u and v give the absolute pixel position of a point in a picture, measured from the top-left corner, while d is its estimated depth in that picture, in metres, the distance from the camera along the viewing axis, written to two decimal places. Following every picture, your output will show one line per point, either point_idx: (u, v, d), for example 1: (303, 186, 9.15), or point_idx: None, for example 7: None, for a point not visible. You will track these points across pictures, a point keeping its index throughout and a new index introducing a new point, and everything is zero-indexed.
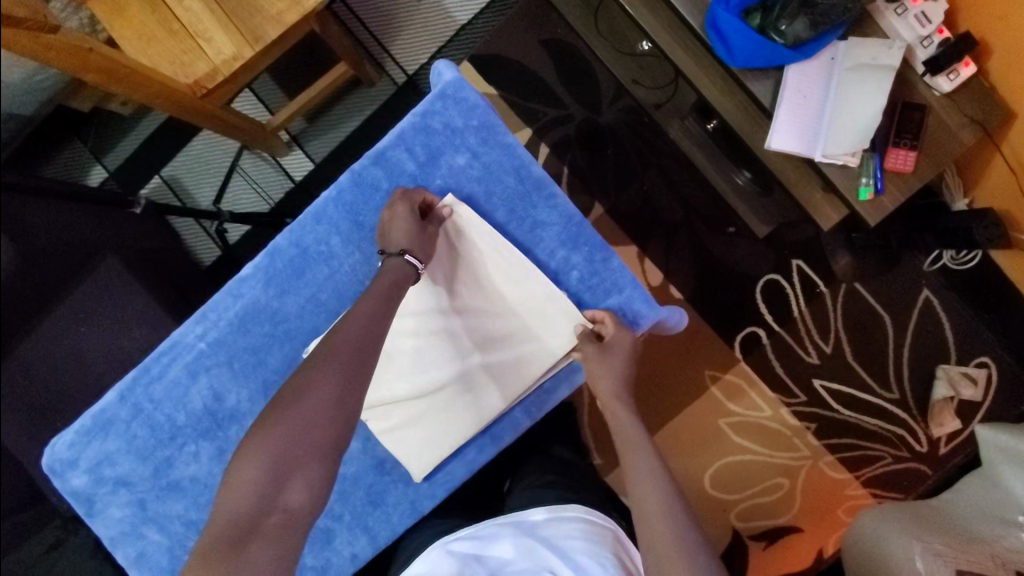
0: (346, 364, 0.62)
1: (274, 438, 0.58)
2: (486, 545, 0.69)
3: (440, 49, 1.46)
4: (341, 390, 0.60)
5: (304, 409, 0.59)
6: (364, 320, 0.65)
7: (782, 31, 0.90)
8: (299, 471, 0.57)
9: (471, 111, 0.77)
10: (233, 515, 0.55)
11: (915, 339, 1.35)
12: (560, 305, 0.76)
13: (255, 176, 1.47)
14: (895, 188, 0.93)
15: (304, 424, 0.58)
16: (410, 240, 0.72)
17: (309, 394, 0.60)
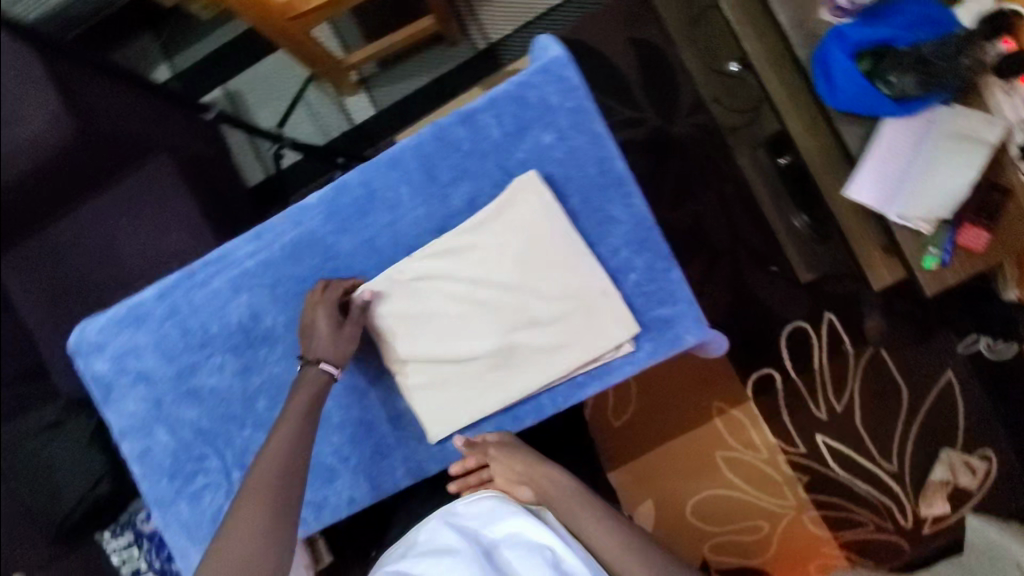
0: (276, 480, 0.68)
1: (224, 569, 0.63)
2: (485, 520, 0.72)
3: (527, 24, 1.45)
4: (272, 519, 0.66)
5: (243, 545, 0.64)
6: (294, 443, 0.71)
7: (890, 82, 0.87)
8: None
9: (570, 93, 0.76)
10: None
11: (927, 418, 1.34)
12: (612, 303, 0.76)
13: (318, 110, 1.48)
14: (961, 264, 0.91)
15: (247, 553, 0.64)
16: (328, 350, 0.75)
17: (245, 519, 0.66)
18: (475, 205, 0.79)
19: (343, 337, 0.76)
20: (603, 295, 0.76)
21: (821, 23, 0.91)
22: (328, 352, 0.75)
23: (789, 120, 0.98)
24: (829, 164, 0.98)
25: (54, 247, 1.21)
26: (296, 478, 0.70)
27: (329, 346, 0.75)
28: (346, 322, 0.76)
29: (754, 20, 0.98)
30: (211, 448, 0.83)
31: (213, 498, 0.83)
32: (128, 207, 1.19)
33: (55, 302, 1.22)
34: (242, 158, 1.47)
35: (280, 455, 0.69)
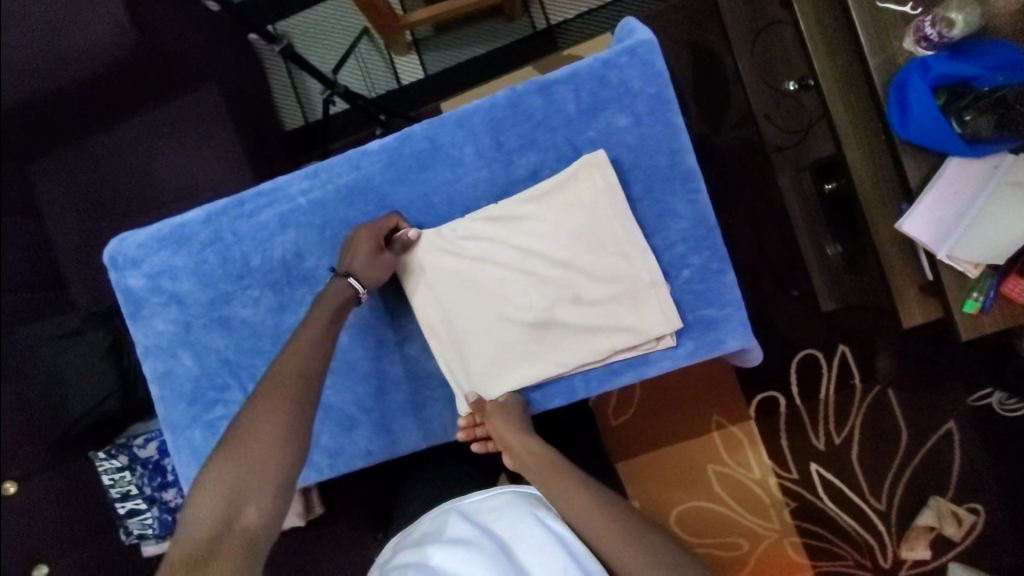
0: (293, 388, 0.66)
1: (233, 473, 0.60)
2: (502, 513, 0.65)
3: (592, 10, 1.42)
4: (289, 423, 0.64)
5: (256, 449, 0.62)
6: (318, 357, 0.69)
7: (963, 120, 0.87)
8: (253, 499, 0.59)
9: (653, 78, 0.75)
10: (205, 519, 0.58)
11: (923, 463, 1.34)
12: (661, 296, 0.75)
13: (366, 63, 1.46)
14: (1001, 312, 0.91)
15: (261, 459, 0.61)
16: (361, 267, 0.74)
17: (262, 422, 0.63)
18: (539, 177, 0.78)
19: (379, 263, 0.75)
20: (654, 286, 0.75)
21: (901, 51, 0.91)
22: (361, 271, 0.74)
23: (848, 145, 0.98)
24: (880, 195, 0.99)
25: (90, 159, 1.22)
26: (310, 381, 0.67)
27: (366, 265, 0.74)
28: (387, 253, 0.76)
29: (827, 40, 0.99)
30: (234, 380, 0.82)
31: (229, 430, 0.82)
32: (166, 130, 1.19)
33: (82, 214, 1.22)
34: (283, 99, 1.42)
35: (299, 360, 0.68)
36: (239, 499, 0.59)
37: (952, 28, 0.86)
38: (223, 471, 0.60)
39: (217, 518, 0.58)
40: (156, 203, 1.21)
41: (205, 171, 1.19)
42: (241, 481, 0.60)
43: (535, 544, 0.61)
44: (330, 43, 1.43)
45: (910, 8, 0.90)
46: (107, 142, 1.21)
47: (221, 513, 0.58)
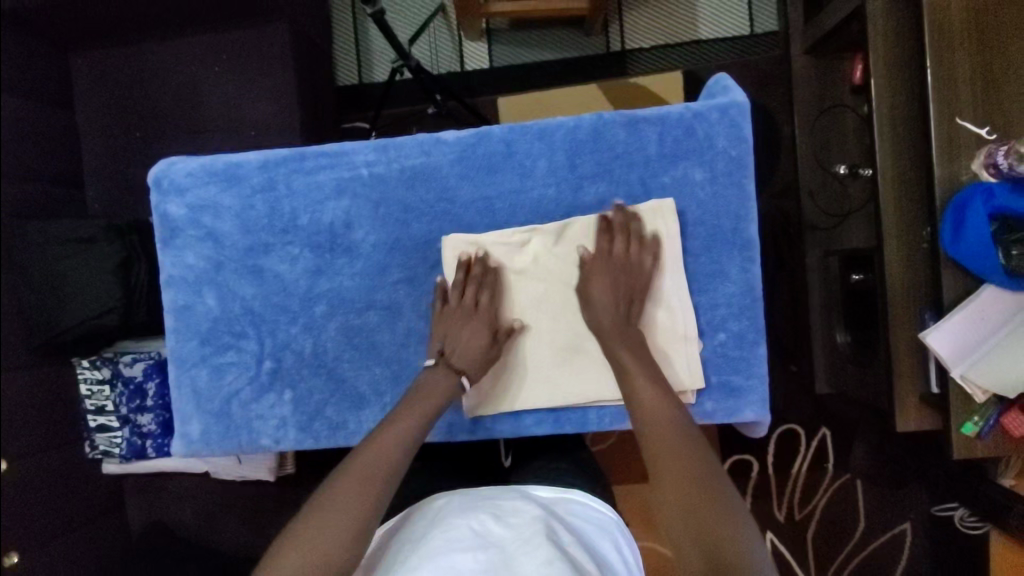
0: (366, 471, 0.65)
1: (317, 538, 0.60)
2: (497, 508, 0.67)
3: (665, 45, 1.42)
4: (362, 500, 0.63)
5: (342, 519, 0.62)
6: (406, 438, 0.69)
7: (1010, 254, 0.89)
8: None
9: (737, 142, 0.76)
10: None
11: (870, 556, 1.37)
12: (693, 353, 0.76)
13: (436, 40, 1.45)
14: (995, 439, 0.94)
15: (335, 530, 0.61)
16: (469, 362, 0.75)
17: (346, 487, 0.64)
18: (604, 208, 0.78)
19: (484, 352, 0.76)
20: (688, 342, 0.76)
21: (967, 169, 0.92)
22: (467, 361, 0.75)
23: (890, 245, 1.00)
24: (907, 299, 1.01)
25: (141, 67, 1.19)
26: (395, 465, 0.66)
27: (469, 346, 0.76)
28: (492, 346, 0.77)
29: (896, 140, 1.00)
30: (253, 330, 0.81)
31: (236, 379, 0.82)
32: (225, 58, 1.17)
33: (117, 119, 1.20)
34: (343, 55, 1.40)
35: (390, 443, 0.68)
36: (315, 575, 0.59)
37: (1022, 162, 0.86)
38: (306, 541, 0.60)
39: None
40: (196, 127, 1.18)
41: (254, 109, 1.17)
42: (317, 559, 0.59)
43: (524, 536, 0.62)
44: (403, 11, 1.41)
45: (985, 131, 0.92)
46: (161, 54, 1.18)
47: None
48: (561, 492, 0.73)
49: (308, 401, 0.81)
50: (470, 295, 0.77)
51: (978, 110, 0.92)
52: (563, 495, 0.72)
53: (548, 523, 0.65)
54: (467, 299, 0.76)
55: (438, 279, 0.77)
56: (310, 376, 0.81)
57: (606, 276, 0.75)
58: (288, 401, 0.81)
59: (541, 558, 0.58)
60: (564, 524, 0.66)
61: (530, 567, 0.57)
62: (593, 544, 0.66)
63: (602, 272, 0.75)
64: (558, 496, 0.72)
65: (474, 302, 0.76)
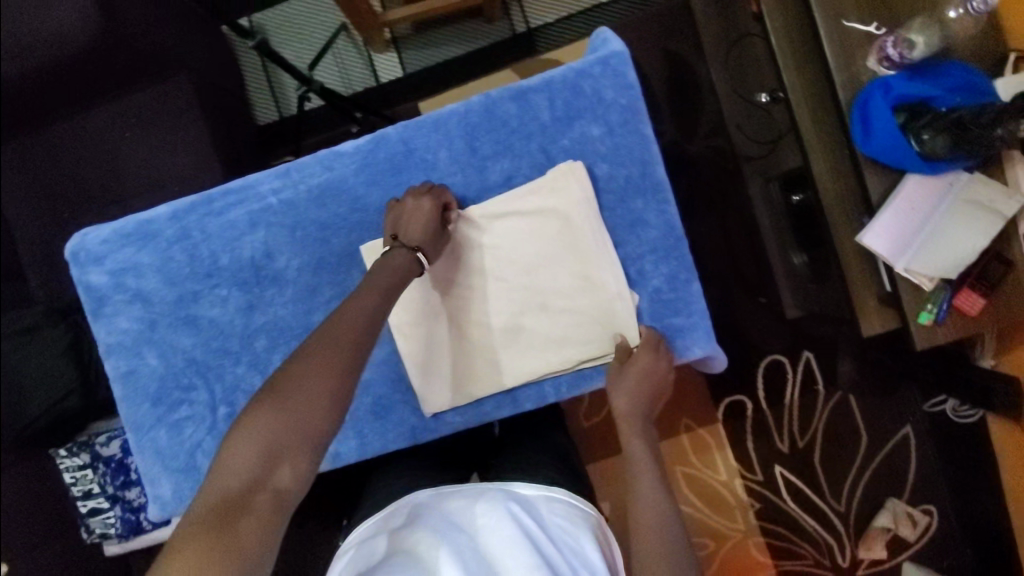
0: (341, 352, 0.61)
1: (276, 426, 0.56)
2: (474, 504, 0.66)
3: (569, 16, 1.40)
4: (337, 384, 0.59)
5: (305, 400, 0.58)
6: (365, 318, 0.64)
7: (921, 139, 0.90)
8: (288, 459, 0.56)
9: (624, 90, 0.78)
10: (239, 471, 0.54)
11: (877, 469, 1.34)
12: (624, 306, 0.77)
13: (344, 60, 1.43)
14: (953, 322, 0.95)
15: (302, 409, 0.57)
16: (420, 236, 0.73)
17: (314, 373, 0.59)
18: (513, 184, 0.80)
19: (430, 231, 0.74)
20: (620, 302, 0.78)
21: (866, 69, 0.94)
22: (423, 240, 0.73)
23: (814, 157, 0.99)
24: (845, 209, 1.00)
25: (51, 149, 1.17)
26: (354, 352, 0.61)
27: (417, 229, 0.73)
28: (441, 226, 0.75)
29: (796, 56, 1.00)
30: (201, 380, 0.81)
31: (195, 431, 0.81)
32: (133, 122, 1.16)
33: (40, 206, 1.18)
34: (256, 94, 1.38)
35: (349, 325, 0.63)
36: (277, 456, 0.56)
37: (913, 49, 0.89)
38: (270, 416, 0.56)
39: (252, 472, 0.54)
40: (117, 195, 1.16)
41: (171, 162, 1.15)
42: (281, 435, 0.56)
43: (508, 542, 0.61)
44: (305, 38, 1.40)
45: (874, 28, 0.93)
46: (69, 131, 1.17)
47: (257, 468, 0.55)
48: (542, 489, 0.71)
49: None
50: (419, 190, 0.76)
51: (862, 10, 0.93)
52: (549, 492, 0.71)
53: (529, 527, 0.63)
54: (416, 190, 0.76)
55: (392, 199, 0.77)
56: None
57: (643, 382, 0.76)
58: None
59: (528, 570, 0.58)
60: (545, 532, 0.64)
61: None
62: (573, 548, 0.65)
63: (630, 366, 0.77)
64: (541, 493, 0.71)
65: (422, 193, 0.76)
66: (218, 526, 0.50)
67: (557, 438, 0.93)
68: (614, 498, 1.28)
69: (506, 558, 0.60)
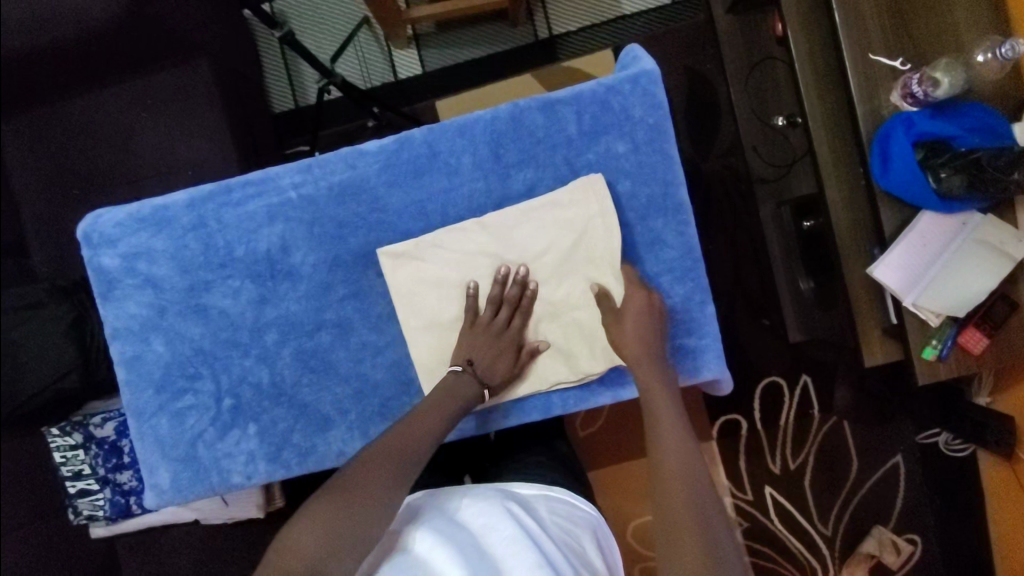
0: (395, 465, 0.66)
1: (333, 520, 0.60)
2: (475, 504, 0.66)
3: (593, 26, 1.41)
4: (393, 489, 0.64)
5: (365, 502, 0.62)
6: (427, 436, 0.69)
7: (939, 177, 0.91)
8: (344, 555, 0.58)
9: (654, 109, 0.78)
10: (302, 558, 0.58)
11: (866, 496, 1.34)
12: None
13: (365, 53, 1.41)
14: (955, 359, 0.96)
15: (364, 510, 0.61)
16: (490, 374, 0.76)
17: (369, 475, 0.64)
18: (533, 194, 0.80)
19: (501, 364, 0.77)
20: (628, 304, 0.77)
21: (888, 103, 0.94)
22: (491, 375, 0.76)
23: (829, 185, 1.00)
24: (856, 240, 1.00)
25: (65, 121, 1.15)
26: (413, 462, 0.67)
27: (487, 363, 0.76)
28: (515, 364, 0.78)
29: (820, 83, 1.00)
30: (206, 370, 0.81)
31: (197, 421, 0.81)
32: (150, 102, 1.14)
33: (48, 183, 1.16)
34: (274, 80, 1.37)
35: (407, 437, 0.69)
36: (331, 552, 0.58)
37: (938, 87, 0.89)
38: (330, 513, 0.61)
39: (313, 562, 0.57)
40: (130, 175, 1.15)
41: (187, 147, 1.14)
42: (340, 532, 0.59)
43: (507, 539, 0.60)
44: (327, 29, 1.39)
45: (899, 63, 0.94)
46: (84, 106, 1.15)
47: (319, 560, 0.58)
48: (540, 490, 0.72)
49: (270, 432, 0.81)
50: (503, 314, 0.77)
51: (889, 45, 0.94)
52: (547, 492, 0.71)
53: (526, 522, 0.63)
54: (502, 317, 0.77)
55: (473, 287, 0.77)
56: (272, 406, 0.80)
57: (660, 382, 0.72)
58: (252, 434, 0.81)
59: (530, 564, 0.57)
60: (542, 527, 0.64)
61: (519, 570, 0.56)
62: (573, 544, 0.65)
63: (630, 327, 0.74)
64: (539, 493, 0.72)
65: (507, 321, 0.77)
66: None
67: (559, 446, 0.93)
68: (605, 507, 1.29)
69: (505, 557, 0.58)
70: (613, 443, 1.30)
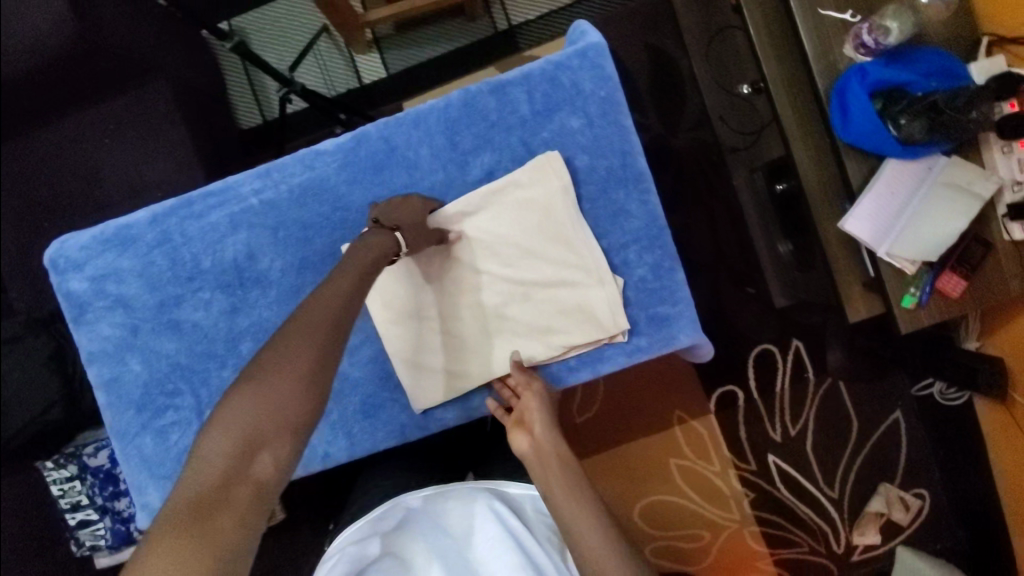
0: (318, 337, 0.59)
1: (248, 412, 0.54)
2: (460, 507, 0.68)
3: (551, 12, 1.40)
4: (314, 367, 0.58)
5: (282, 387, 0.56)
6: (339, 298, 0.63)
7: (899, 124, 0.91)
8: (267, 447, 0.53)
9: (603, 82, 0.78)
10: (217, 459, 0.52)
11: (869, 455, 1.33)
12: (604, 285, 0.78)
13: (326, 61, 1.41)
14: (936, 305, 0.96)
15: (282, 399, 0.55)
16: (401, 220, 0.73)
17: (290, 368, 0.56)
18: (493, 178, 0.80)
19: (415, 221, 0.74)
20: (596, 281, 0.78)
21: (842, 56, 0.95)
22: (400, 220, 0.73)
23: (794, 144, 1.00)
24: (826, 196, 1.00)
25: (30, 155, 1.15)
26: (332, 331, 0.61)
27: (401, 216, 0.74)
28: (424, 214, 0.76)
29: (774, 43, 0.99)
30: (185, 385, 0.81)
31: (180, 436, 0.81)
32: (112, 127, 1.14)
33: (20, 218, 1.16)
34: (238, 97, 1.37)
35: (318, 313, 0.61)
36: (255, 445, 0.53)
37: (888, 35, 0.91)
38: (246, 403, 0.54)
39: (231, 460, 0.52)
40: (102, 202, 1.15)
41: (155, 170, 1.14)
42: (262, 421, 0.54)
43: (492, 544, 0.64)
44: (287, 41, 1.39)
45: (849, 15, 0.94)
46: (47, 138, 1.15)
47: (236, 455, 0.52)
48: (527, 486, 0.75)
49: None
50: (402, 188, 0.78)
51: None
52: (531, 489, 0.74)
53: (509, 524, 0.67)
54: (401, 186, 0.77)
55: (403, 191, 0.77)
56: None
57: (539, 407, 0.71)
58: None
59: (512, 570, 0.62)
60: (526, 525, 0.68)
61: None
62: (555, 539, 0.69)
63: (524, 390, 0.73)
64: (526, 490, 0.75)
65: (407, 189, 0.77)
66: (198, 524, 0.47)
67: None
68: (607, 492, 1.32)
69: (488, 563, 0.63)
70: (605, 429, 1.33)
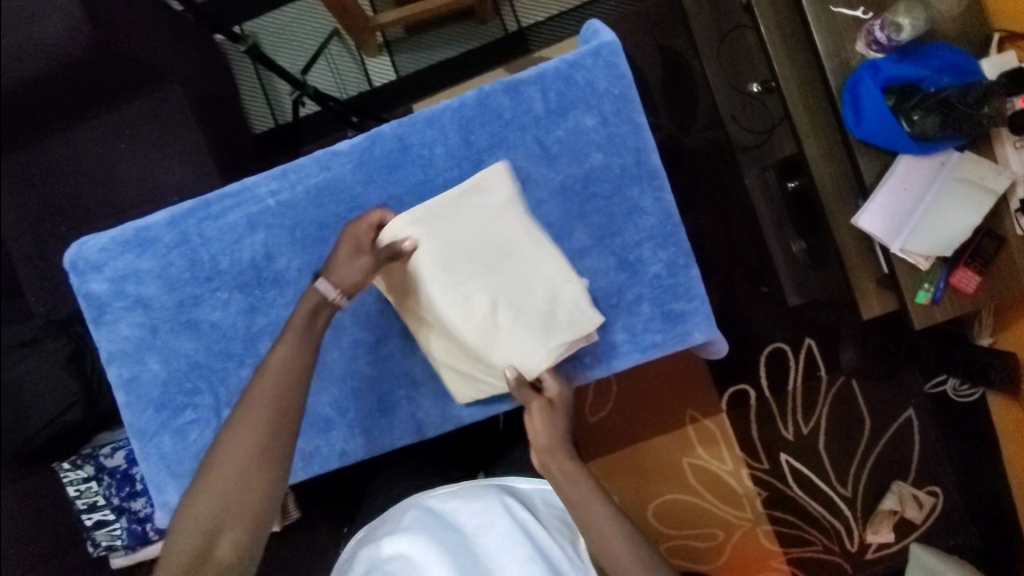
0: (277, 398, 0.64)
1: (217, 485, 0.61)
2: (470, 503, 0.69)
3: (561, 13, 1.41)
4: (272, 428, 0.63)
5: (242, 457, 0.61)
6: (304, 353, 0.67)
7: (913, 120, 0.91)
8: (232, 516, 0.60)
9: (617, 80, 0.79)
10: (194, 527, 0.60)
11: (883, 453, 1.33)
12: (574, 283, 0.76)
13: (337, 64, 1.42)
14: (949, 301, 0.96)
15: (243, 466, 0.61)
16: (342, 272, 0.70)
17: (248, 434, 0.62)
18: None
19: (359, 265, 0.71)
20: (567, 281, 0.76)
21: (854, 53, 0.95)
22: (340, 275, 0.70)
23: (807, 140, 0.99)
24: (839, 194, 0.99)
25: (46, 159, 1.16)
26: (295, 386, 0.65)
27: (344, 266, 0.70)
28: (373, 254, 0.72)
29: (786, 40, 0.98)
30: (204, 384, 0.81)
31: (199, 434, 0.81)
32: (127, 132, 1.15)
33: (37, 222, 1.17)
34: (251, 101, 1.39)
35: (275, 376, 0.65)
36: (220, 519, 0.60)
37: (899, 31, 0.90)
38: (216, 473, 0.61)
39: (204, 531, 0.59)
40: (116, 206, 1.17)
41: (170, 173, 1.15)
42: (227, 490, 0.61)
43: (503, 537, 0.65)
44: (298, 45, 1.40)
45: (861, 12, 0.94)
46: (63, 143, 1.16)
47: (209, 526, 0.60)
48: (535, 482, 0.76)
49: None
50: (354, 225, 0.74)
51: None
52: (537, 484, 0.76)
53: (519, 518, 0.68)
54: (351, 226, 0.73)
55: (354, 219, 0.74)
56: None
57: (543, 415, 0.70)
58: None
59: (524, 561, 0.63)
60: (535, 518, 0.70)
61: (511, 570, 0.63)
62: (561, 532, 0.71)
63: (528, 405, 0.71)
64: (533, 485, 0.76)
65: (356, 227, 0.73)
66: None
67: None
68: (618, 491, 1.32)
69: (498, 557, 0.65)
70: (616, 428, 1.33)
